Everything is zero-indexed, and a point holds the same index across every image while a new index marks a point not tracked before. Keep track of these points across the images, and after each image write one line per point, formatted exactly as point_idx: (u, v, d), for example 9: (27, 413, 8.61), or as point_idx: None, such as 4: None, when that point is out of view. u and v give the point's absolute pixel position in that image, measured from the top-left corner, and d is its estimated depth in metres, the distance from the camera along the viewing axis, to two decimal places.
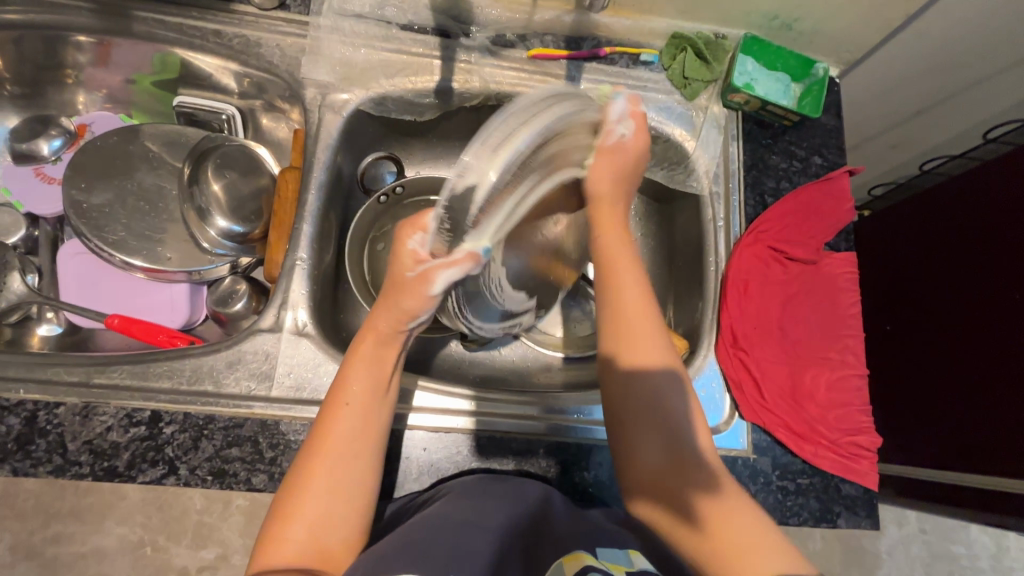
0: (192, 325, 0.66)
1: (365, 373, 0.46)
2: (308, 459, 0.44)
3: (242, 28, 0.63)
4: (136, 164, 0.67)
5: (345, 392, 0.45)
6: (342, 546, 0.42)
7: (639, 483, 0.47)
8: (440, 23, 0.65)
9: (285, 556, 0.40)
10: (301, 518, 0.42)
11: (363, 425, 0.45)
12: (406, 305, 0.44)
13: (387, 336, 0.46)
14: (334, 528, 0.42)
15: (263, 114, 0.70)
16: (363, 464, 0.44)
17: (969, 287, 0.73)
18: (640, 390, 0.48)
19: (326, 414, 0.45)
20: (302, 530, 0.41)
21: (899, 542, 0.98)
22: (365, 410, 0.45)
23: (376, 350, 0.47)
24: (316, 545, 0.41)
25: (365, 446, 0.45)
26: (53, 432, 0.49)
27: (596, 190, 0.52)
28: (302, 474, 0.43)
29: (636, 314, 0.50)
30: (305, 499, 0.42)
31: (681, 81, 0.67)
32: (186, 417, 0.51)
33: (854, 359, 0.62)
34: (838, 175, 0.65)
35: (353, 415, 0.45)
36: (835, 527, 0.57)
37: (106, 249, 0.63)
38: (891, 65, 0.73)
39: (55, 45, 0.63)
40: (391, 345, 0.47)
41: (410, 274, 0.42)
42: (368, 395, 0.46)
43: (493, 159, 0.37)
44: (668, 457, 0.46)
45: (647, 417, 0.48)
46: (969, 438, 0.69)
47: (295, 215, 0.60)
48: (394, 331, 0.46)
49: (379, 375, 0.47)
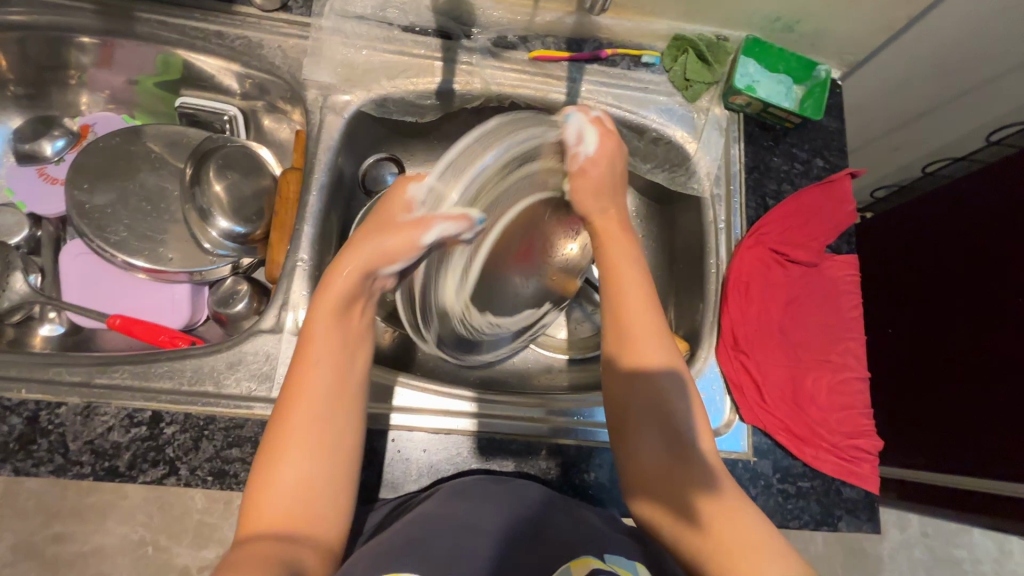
0: (194, 325, 0.66)
1: (332, 330, 0.45)
2: (280, 424, 0.43)
3: (244, 29, 0.63)
4: (139, 165, 0.67)
5: (311, 350, 0.45)
6: (326, 522, 0.42)
7: (637, 475, 0.48)
8: (442, 25, 0.65)
9: (266, 524, 0.40)
10: (280, 484, 0.41)
11: (335, 389, 0.44)
12: (389, 248, 0.45)
13: (350, 284, 0.45)
14: (316, 499, 0.42)
15: (264, 116, 0.70)
16: (341, 443, 0.44)
17: (969, 289, 0.73)
18: (639, 388, 0.49)
19: (295, 373, 0.45)
20: (280, 495, 0.41)
21: (899, 545, 0.98)
22: (337, 372, 0.45)
23: (340, 303, 0.45)
24: (297, 517, 0.41)
25: (342, 416, 0.44)
26: (55, 432, 0.50)
27: (594, 211, 0.54)
28: (275, 440, 0.43)
29: (637, 311, 0.50)
30: (282, 467, 0.42)
31: (682, 83, 0.67)
32: (187, 418, 0.51)
33: (855, 362, 0.62)
34: (839, 177, 0.65)
35: (322, 378, 0.44)
36: (836, 530, 0.57)
37: (108, 249, 0.63)
38: (894, 67, 0.73)
39: (59, 46, 0.63)
40: (357, 300, 0.46)
41: (402, 219, 0.46)
42: (338, 354, 0.45)
43: (456, 180, 0.47)
44: (664, 450, 0.47)
45: (642, 414, 0.48)
46: (970, 441, 0.68)
47: (296, 216, 0.61)
48: (364, 279, 0.46)
49: (347, 331, 0.46)
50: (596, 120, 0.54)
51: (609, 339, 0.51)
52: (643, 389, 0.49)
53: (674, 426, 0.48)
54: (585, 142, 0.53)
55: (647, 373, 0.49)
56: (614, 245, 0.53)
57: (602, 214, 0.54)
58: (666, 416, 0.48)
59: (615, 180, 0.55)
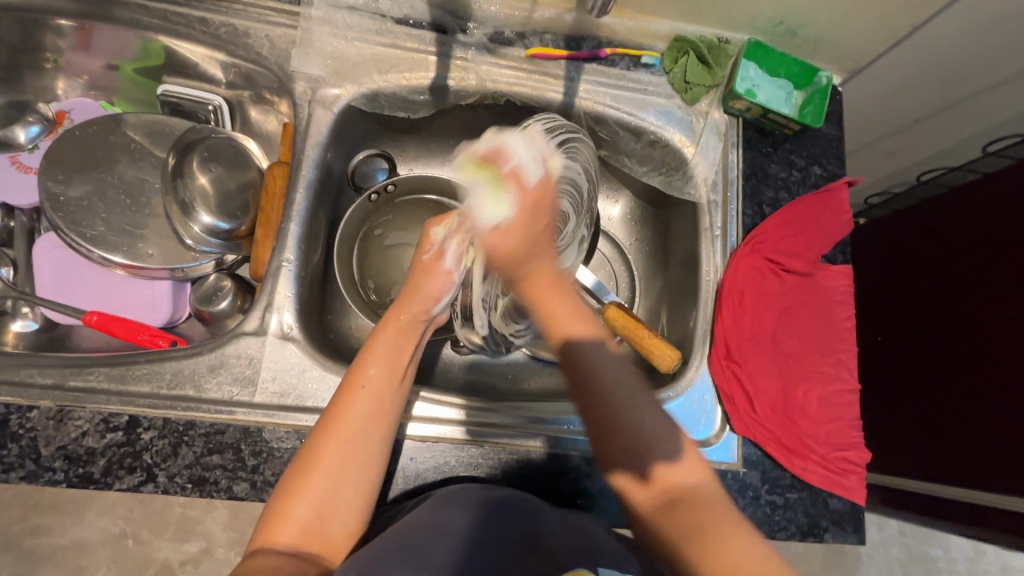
0: (175, 323, 0.65)
1: (385, 354, 0.48)
2: (316, 444, 0.43)
3: (229, 17, 0.60)
4: (117, 156, 0.64)
5: (364, 372, 0.46)
6: (341, 526, 0.43)
7: (619, 455, 0.45)
8: (436, 18, 0.63)
9: (285, 536, 0.41)
10: (304, 497, 0.42)
11: (373, 413, 0.45)
12: (427, 288, 0.52)
13: (406, 323, 0.50)
14: (331, 515, 0.42)
15: (251, 106, 0.68)
16: (369, 454, 0.44)
17: (955, 306, 0.74)
18: (599, 379, 0.46)
19: (343, 392, 0.46)
20: (304, 511, 0.41)
21: (878, 543, 1.01)
22: (379, 397, 0.46)
23: (395, 329, 0.49)
24: (317, 529, 0.42)
25: (374, 434, 0.45)
26: (26, 437, 0.48)
27: (533, 267, 0.46)
28: (306, 461, 0.43)
29: (547, 283, 0.47)
30: (309, 481, 0.42)
31: (682, 86, 0.65)
32: (166, 423, 0.49)
33: (846, 373, 0.61)
34: (837, 187, 0.63)
35: (365, 401, 0.45)
36: (822, 541, 0.57)
37: (84, 245, 0.60)
38: (894, 77, 0.72)
39: (33, 29, 0.60)
40: (411, 333, 0.50)
41: (424, 255, 0.54)
42: (385, 383, 0.46)
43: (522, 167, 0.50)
44: (639, 449, 0.45)
45: (619, 420, 0.45)
46: (966, 454, 0.68)
47: (282, 214, 0.59)
48: (416, 318, 0.51)
49: (394, 362, 0.48)
50: (510, 175, 0.49)
51: (583, 401, 0.46)
52: (609, 409, 0.45)
53: (627, 421, 0.45)
54: (520, 173, 0.50)
55: (583, 347, 0.47)
56: (540, 275, 0.47)
57: (531, 269, 0.46)
58: (613, 417, 0.45)
59: (546, 234, 0.48)
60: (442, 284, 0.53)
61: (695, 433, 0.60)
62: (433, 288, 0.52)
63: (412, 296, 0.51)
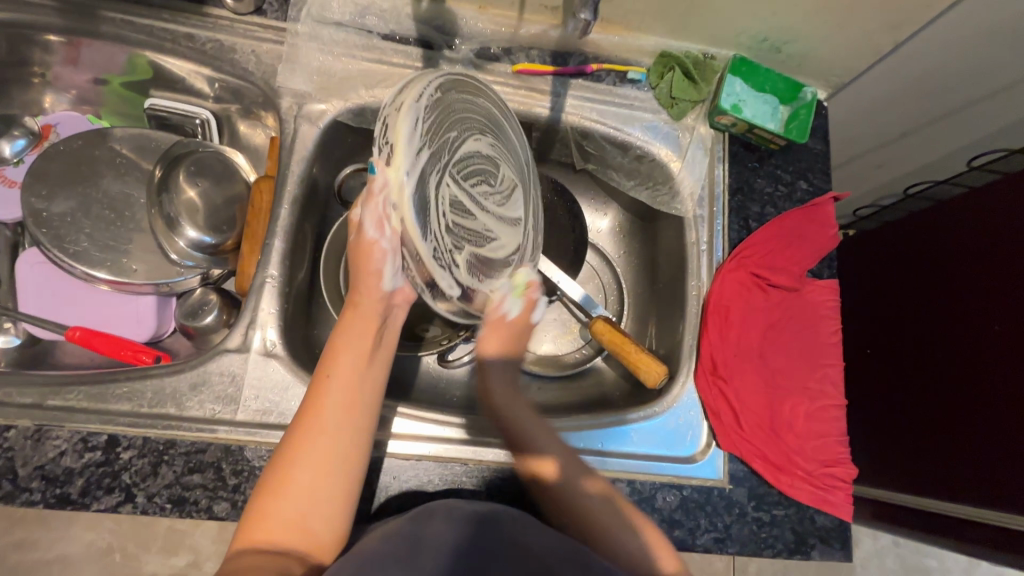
0: (160, 338, 0.64)
1: (353, 346, 0.47)
2: (293, 441, 0.43)
3: (215, 32, 0.60)
4: (102, 170, 0.64)
5: (334, 363, 0.46)
6: (325, 522, 0.42)
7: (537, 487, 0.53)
8: (423, 34, 0.63)
9: (269, 533, 0.40)
10: (284, 498, 0.41)
11: (346, 402, 0.45)
12: (367, 281, 0.48)
13: (370, 311, 0.49)
14: (314, 512, 0.42)
15: (239, 121, 0.68)
16: (346, 447, 0.44)
17: (942, 315, 0.74)
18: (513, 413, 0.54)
19: (314, 387, 0.46)
20: (287, 508, 0.41)
21: (870, 554, 1.01)
22: (349, 388, 0.46)
23: (358, 318, 0.49)
24: (300, 526, 0.41)
25: (348, 424, 0.45)
26: (3, 456, 0.47)
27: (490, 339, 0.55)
28: (284, 459, 0.43)
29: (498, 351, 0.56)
30: (290, 477, 0.42)
31: (668, 101, 0.66)
32: (145, 442, 0.49)
33: (832, 389, 0.61)
34: (822, 202, 0.64)
35: (337, 391, 0.45)
36: (808, 558, 0.57)
37: (66, 260, 0.60)
38: (878, 92, 0.72)
39: (19, 44, 0.60)
40: (373, 317, 0.49)
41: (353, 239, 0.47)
42: (356, 374, 0.46)
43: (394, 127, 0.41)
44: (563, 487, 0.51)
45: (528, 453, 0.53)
46: (950, 466, 0.68)
47: (267, 229, 0.58)
48: (376, 303, 0.49)
49: (360, 353, 0.47)
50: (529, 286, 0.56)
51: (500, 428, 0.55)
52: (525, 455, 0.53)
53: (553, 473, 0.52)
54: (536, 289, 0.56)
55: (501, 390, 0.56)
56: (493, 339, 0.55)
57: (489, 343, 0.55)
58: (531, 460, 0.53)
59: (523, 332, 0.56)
60: (381, 259, 0.47)
61: (679, 449, 0.60)
62: (374, 265, 0.47)
63: (362, 283, 0.48)
